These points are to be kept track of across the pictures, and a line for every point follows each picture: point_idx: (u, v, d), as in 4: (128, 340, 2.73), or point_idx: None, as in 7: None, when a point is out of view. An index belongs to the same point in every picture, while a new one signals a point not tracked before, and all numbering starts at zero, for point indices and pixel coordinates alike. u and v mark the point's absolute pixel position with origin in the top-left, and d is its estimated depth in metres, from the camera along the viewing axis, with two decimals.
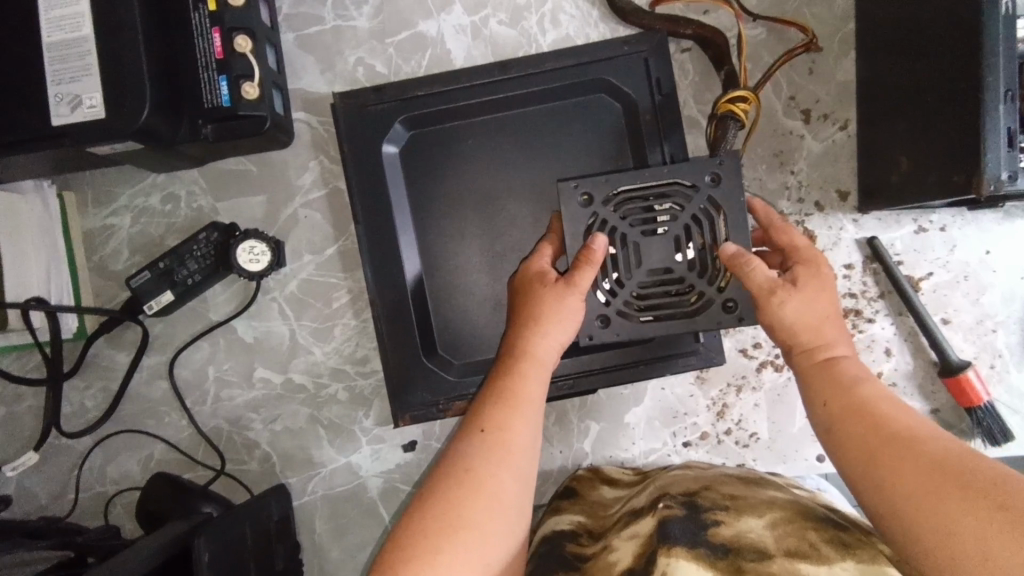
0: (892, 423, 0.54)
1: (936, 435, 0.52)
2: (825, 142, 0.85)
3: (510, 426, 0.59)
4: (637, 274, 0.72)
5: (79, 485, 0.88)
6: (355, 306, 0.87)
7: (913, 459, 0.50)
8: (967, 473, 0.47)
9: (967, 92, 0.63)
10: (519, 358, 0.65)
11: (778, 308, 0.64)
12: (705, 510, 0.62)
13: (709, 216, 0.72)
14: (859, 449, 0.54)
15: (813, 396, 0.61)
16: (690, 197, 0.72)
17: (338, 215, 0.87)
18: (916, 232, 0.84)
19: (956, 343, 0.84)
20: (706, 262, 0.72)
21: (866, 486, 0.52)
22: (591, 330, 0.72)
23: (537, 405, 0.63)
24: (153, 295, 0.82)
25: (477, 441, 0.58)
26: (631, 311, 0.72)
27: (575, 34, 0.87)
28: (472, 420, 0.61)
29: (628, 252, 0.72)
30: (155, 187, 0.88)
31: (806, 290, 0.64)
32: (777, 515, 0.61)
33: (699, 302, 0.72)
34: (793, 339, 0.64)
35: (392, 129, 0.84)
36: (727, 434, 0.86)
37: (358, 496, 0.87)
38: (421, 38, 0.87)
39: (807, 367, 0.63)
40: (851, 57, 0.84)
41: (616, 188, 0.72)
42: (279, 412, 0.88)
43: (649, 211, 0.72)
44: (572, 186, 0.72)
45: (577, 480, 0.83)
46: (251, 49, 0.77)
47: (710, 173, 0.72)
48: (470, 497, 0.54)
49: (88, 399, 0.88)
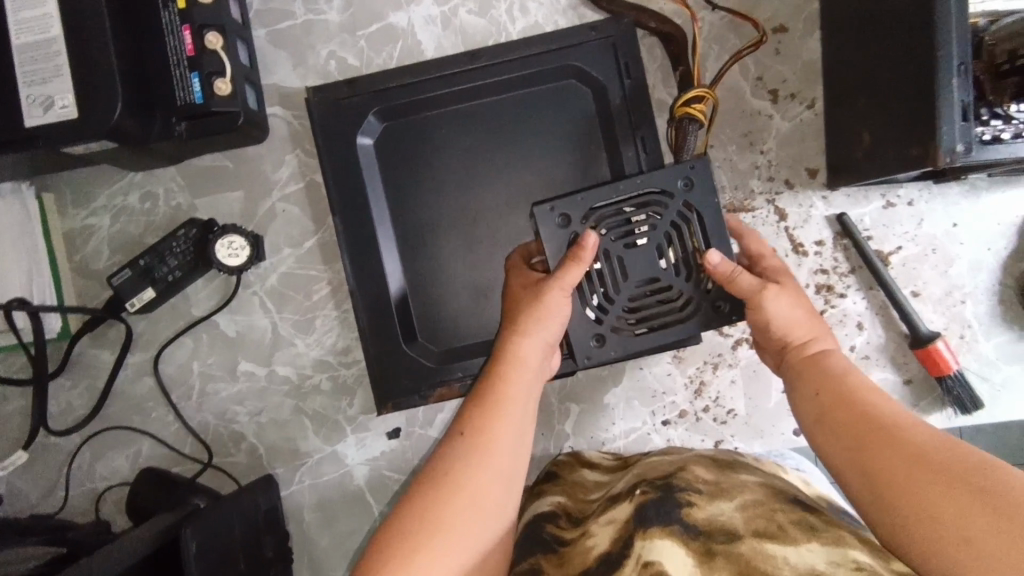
0: (876, 411, 0.56)
1: (916, 424, 0.53)
2: (792, 121, 0.86)
3: (493, 428, 0.61)
4: (625, 288, 0.72)
5: (69, 483, 0.89)
6: (336, 297, 0.88)
7: (896, 448, 0.51)
8: (945, 461, 0.48)
9: (922, 67, 0.64)
10: (507, 360, 0.65)
11: (770, 305, 0.66)
12: (680, 490, 0.64)
13: (686, 222, 0.71)
14: (847, 436, 0.56)
15: (803, 387, 0.63)
16: (666, 205, 0.71)
17: (315, 207, 0.88)
18: (884, 208, 0.85)
19: (926, 316, 0.86)
20: (690, 265, 0.72)
21: (852, 476, 0.54)
22: (586, 349, 0.73)
23: (525, 408, 0.64)
24: (134, 292, 0.83)
25: (460, 443, 0.60)
26: (625, 325, 0.73)
27: (544, 21, 0.87)
28: (459, 423, 0.62)
29: (613, 267, 0.72)
30: (133, 186, 0.89)
31: (790, 290, 0.68)
32: (748, 499, 0.63)
33: (688, 308, 0.72)
34: (786, 336, 0.67)
35: (365, 122, 0.85)
36: (705, 411, 0.88)
37: (345, 485, 0.89)
38: (392, 30, 0.88)
39: (799, 363, 0.65)
40: (815, 37, 0.85)
41: (591, 205, 0.72)
42: (265, 404, 0.89)
43: (627, 223, 0.72)
44: (547, 210, 0.72)
45: (558, 465, 0.85)
46: (222, 46, 0.78)
47: (682, 178, 0.71)
48: (450, 500, 0.56)
49: (75, 397, 0.89)
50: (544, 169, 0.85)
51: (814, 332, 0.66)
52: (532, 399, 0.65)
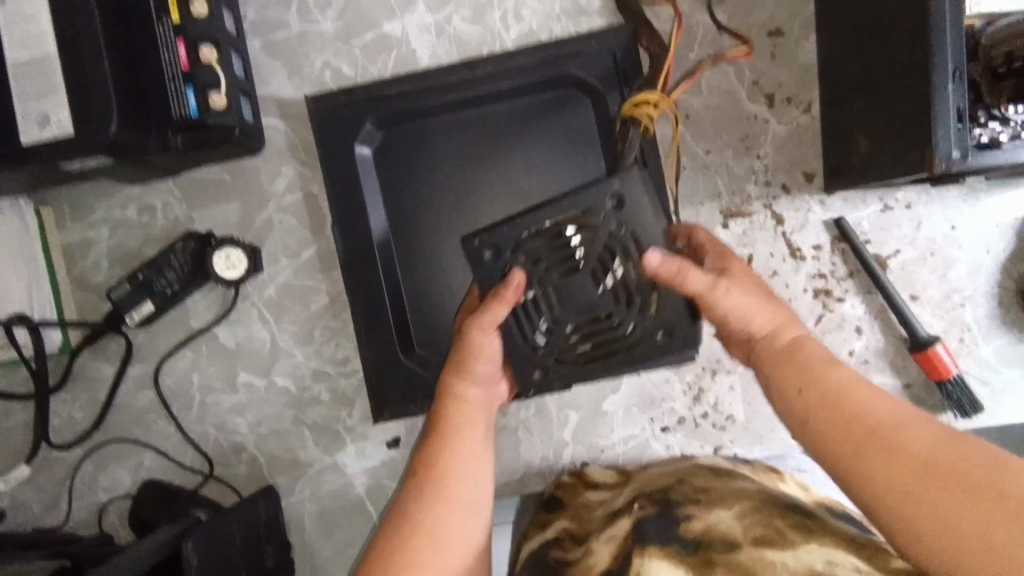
0: (869, 414, 0.52)
1: (915, 420, 0.50)
2: (789, 125, 0.85)
3: (446, 464, 0.63)
4: (565, 318, 0.67)
5: (72, 496, 0.90)
6: (333, 308, 0.88)
7: (902, 451, 0.48)
8: (956, 462, 0.46)
9: (917, 74, 0.63)
10: (445, 402, 0.67)
11: (724, 298, 0.63)
12: (677, 505, 0.65)
13: (623, 243, 0.66)
14: (842, 444, 0.52)
15: (781, 386, 0.58)
16: (598, 227, 0.65)
17: (312, 218, 0.88)
18: (882, 211, 0.85)
19: (924, 320, 0.85)
20: (629, 288, 0.66)
21: (856, 483, 0.50)
22: (531, 382, 0.69)
23: (473, 439, 0.66)
24: (133, 306, 0.84)
25: (417, 485, 0.62)
26: (569, 354, 0.68)
27: (538, 29, 0.86)
28: (414, 467, 0.64)
29: (550, 296, 0.66)
30: (131, 199, 0.89)
31: (741, 279, 0.64)
32: (747, 505, 0.63)
33: (633, 333, 0.68)
34: (748, 327, 0.63)
35: (363, 129, 0.85)
36: (704, 418, 0.88)
37: (345, 495, 0.89)
38: (386, 39, 0.87)
39: (772, 356, 0.60)
40: (813, 39, 0.84)
41: (520, 235, 0.66)
42: (265, 415, 0.89)
43: (563, 248, 0.66)
44: (475, 241, 0.66)
45: (562, 488, 0.84)
46: (218, 59, 0.78)
47: (612, 198, 0.65)
48: (414, 538, 0.57)
49: (76, 410, 0.90)
50: (540, 177, 0.85)
51: (777, 319, 0.62)
52: (479, 429, 0.67)
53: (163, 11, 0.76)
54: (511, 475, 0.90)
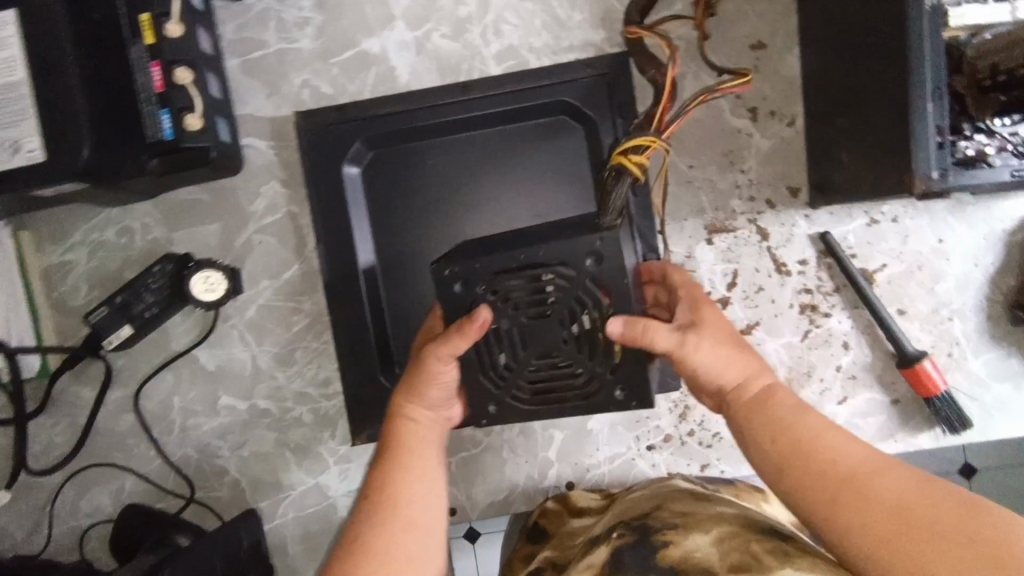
0: (841, 464, 0.56)
1: (882, 466, 0.55)
2: (773, 140, 0.84)
3: (397, 488, 0.63)
4: (525, 359, 0.66)
5: (53, 521, 0.89)
6: (314, 329, 0.88)
7: (875, 500, 0.53)
8: (924, 508, 0.51)
9: (896, 91, 0.63)
10: (398, 425, 0.68)
11: (697, 354, 0.64)
12: (655, 531, 0.65)
13: (595, 299, 0.64)
14: (818, 496, 0.56)
15: (755, 437, 0.62)
16: (572, 279, 0.64)
17: (291, 239, 0.87)
18: (868, 225, 0.84)
19: (913, 334, 0.84)
20: (592, 342, 0.66)
21: (832, 531, 0.54)
22: (485, 414, 0.68)
23: (426, 460, 0.66)
24: (111, 330, 0.83)
25: (366, 510, 0.62)
26: (522, 394, 0.68)
27: (518, 44, 0.83)
28: (366, 491, 0.65)
29: (512, 336, 0.66)
30: (109, 222, 0.88)
31: (712, 332, 0.66)
32: (725, 530, 0.62)
33: (589, 383, 0.67)
34: (719, 381, 0.65)
35: (351, 149, 0.84)
36: (690, 436, 0.87)
37: (328, 517, 0.88)
38: (365, 57, 0.85)
39: (744, 408, 0.64)
40: (796, 53, 0.83)
41: (493, 271, 0.65)
42: (246, 438, 0.88)
43: (533, 293, 0.65)
44: (444, 270, 0.66)
45: (546, 517, 0.84)
46: (191, 80, 0.75)
47: (591, 255, 0.64)
48: (364, 562, 0.58)
49: (57, 435, 0.89)
50: (521, 195, 0.84)
51: (747, 368, 0.65)
52: (434, 452, 0.68)
53: (137, 33, 0.74)
54: (495, 496, 0.89)
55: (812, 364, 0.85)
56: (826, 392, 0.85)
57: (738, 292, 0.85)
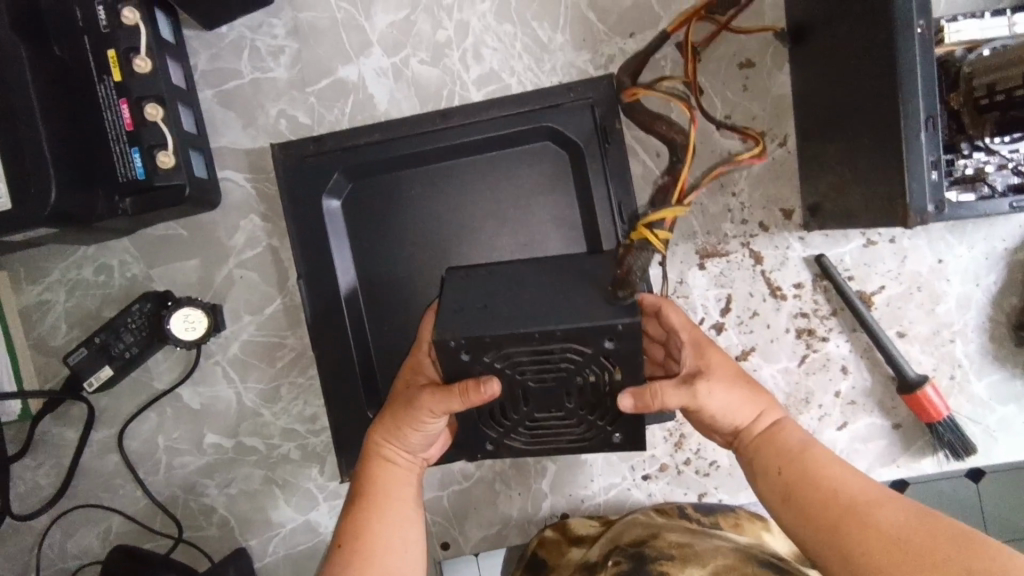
0: (842, 492, 0.55)
1: (885, 496, 0.54)
2: (765, 161, 0.82)
3: (371, 536, 0.61)
4: (524, 413, 0.63)
5: (40, 564, 0.87)
6: (300, 364, 0.86)
7: (880, 533, 0.52)
8: (930, 543, 0.50)
9: (888, 120, 0.60)
10: (375, 466, 0.64)
11: (707, 405, 0.61)
12: (651, 561, 0.66)
13: (606, 367, 0.60)
14: (818, 524, 0.55)
15: (760, 472, 0.60)
16: (584, 352, 0.59)
17: (273, 274, 0.85)
18: (865, 246, 0.81)
19: (913, 357, 0.82)
20: (597, 400, 0.62)
21: (834, 561, 0.53)
22: (480, 451, 0.67)
23: (404, 505, 0.64)
24: (91, 372, 0.81)
25: (339, 557, 0.60)
26: (520, 441, 0.66)
27: (499, 68, 0.83)
28: (339, 534, 0.62)
29: (512, 393, 0.62)
30: (87, 259, 0.86)
31: (721, 375, 0.62)
32: (721, 564, 0.63)
33: (589, 435, 0.65)
34: (729, 423, 0.62)
35: (331, 181, 0.82)
36: (687, 464, 0.85)
37: (320, 554, 0.87)
38: (342, 85, 0.84)
39: (754, 445, 0.62)
40: (786, 70, 0.80)
41: (499, 345, 0.58)
42: (233, 476, 0.87)
43: (540, 359, 0.60)
44: (450, 339, 0.58)
45: (546, 547, 0.81)
46: (162, 117, 0.75)
47: (609, 337, 0.58)
48: None
49: (41, 477, 0.87)
50: (506, 223, 0.82)
51: (756, 406, 0.63)
52: (411, 494, 0.65)
53: (105, 71, 0.74)
54: (489, 529, 0.87)
55: (810, 390, 0.83)
56: (825, 418, 0.83)
57: (733, 318, 0.83)
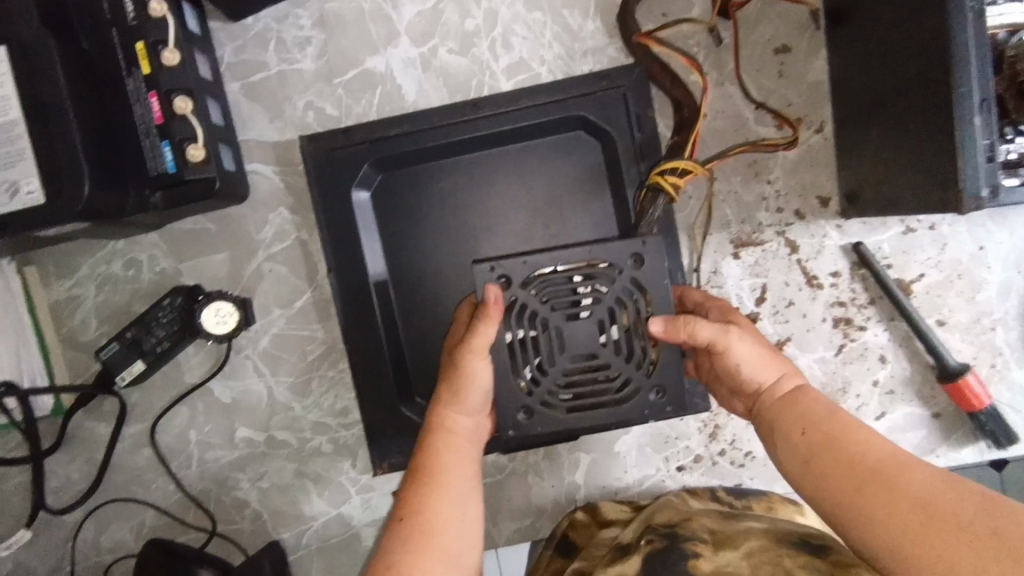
0: (867, 455, 0.53)
1: (914, 462, 0.52)
2: (801, 148, 0.80)
3: (430, 508, 0.58)
4: (562, 360, 0.67)
5: (75, 557, 0.88)
6: (330, 357, 0.85)
7: (902, 492, 0.49)
8: (954, 506, 0.47)
9: (939, 104, 0.59)
10: (432, 434, 0.63)
11: (733, 349, 0.64)
12: (684, 541, 0.66)
13: (634, 297, 0.67)
14: (840, 486, 0.53)
15: (784, 432, 0.60)
16: (612, 278, 0.67)
17: (303, 267, 0.85)
18: (904, 233, 0.80)
19: (953, 345, 0.80)
20: (630, 344, 0.67)
21: (851, 523, 0.52)
22: (513, 424, 0.67)
23: (462, 477, 0.61)
24: (123, 367, 0.81)
25: (399, 531, 0.57)
26: (556, 400, 0.67)
27: (528, 57, 0.81)
28: (397, 509, 0.60)
29: (550, 338, 0.67)
30: (116, 253, 0.86)
31: (750, 332, 0.66)
32: (754, 546, 0.63)
33: (625, 387, 0.67)
34: (755, 379, 0.64)
35: (360, 173, 0.81)
36: (722, 455, 0.85)
37: (353, 547, 0.87)
38: (370, 76, 0.83)
39: (776, 406, 0.62)
40: (822, 56, 0.79)
41: (536, 271, 0.67)
42: (266, 470, 0.87)
43: (572, 292, 0.67)
44: (487, 268, 0.67)
45: (576, 529, 0.81)
46: (192, 110, 0.73)
47: (632, 255, 0.67)
48: None
49: (74, 471, 0.87)
50: (534, 210, 0.81)
51: (781, 369, 0.64)
52: (470, 468, 0.62)
53: (134, 64, 0.73)
54: (522, 520, 0.87)
55: (848, 380, 0.82)
56: (863, 407, 0.82)
57: (768, 307, 0.81)
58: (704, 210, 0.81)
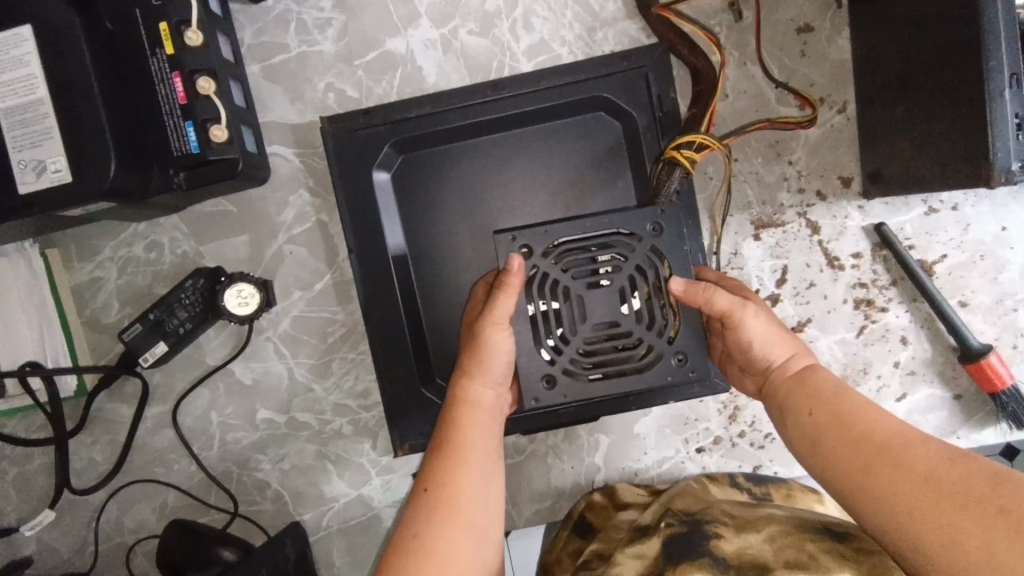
0: (875, 431, 0.53)
1: (922, 437, 0.52)
2: (823, 128, 0.80)
3: (454, 479, 0.58)
4: (583, 330, 0.67)
5: (98, 537, 0.88)
6: (351, 339, 0.86)
7: (908, 470, 0.49)
8: (961, 481, 0.47)
9: (970, 79, 0.59)
10: (453, 405, 0.64)
11: (748, 324, 0.64)
12: (706, 523, 0.65)
13: (654, 265, 0.68)
14: (848, 463, 0.53)
15: (793, 409, 0.60)
16: (632, 247, 0.68)
17: (323, 249, 0.85)
18: (926, 214, 0.80)
19: (975, 327, 0.80)
20: (651, 312, 0.67)
21: (857, 499, 0.52)
22: (536, 394, 0.67)
23: (484, 448, 0.61)
24: (147, 347, 0.81)
25: (422, 501, 0.57)
26: (578, 369, 0.68)
27: (549, 37, 0.81)
28: (419, 481, 0.60)
29: (571, 307, 0.67)
30: (138, 236, 0.86)
31: (763, 309, 0.66)
32: (776, 529, 0.63)
33: (648, 356, 0.68)
34: (766, 356, 0.64)
35: (380, 155, 0.81)
36: (741, 437, 0.85)
37: (373, 527, 0.87)
38: (390, 57, 0.83)
39: (786, 383, 0.62)
40: (844, 35, 0.79)
41: (557, 240, 0.68)
42: (286, 451, 0.87)
43: (591, 262, 0.68)
44: (509, 238, 0.68)
45: (594, 510, 0.81)
46: (215, 90, 0.74)
47: (651, 222, 0.68)
48: (421, 563, 0.53)
49: (96, 452, 0.88)
50: (555, 190, 0.81)
51: (792, 348, 0.64)
52: (492, 441, 0.63)
53: (157, 44, 0.73)
54: (542, 502, 0.87)
55: (868, 361, 0.82)
56: (884, 388, 0.82)
57: (789, 288, 0.81)
58: (723, 190, 0.81)
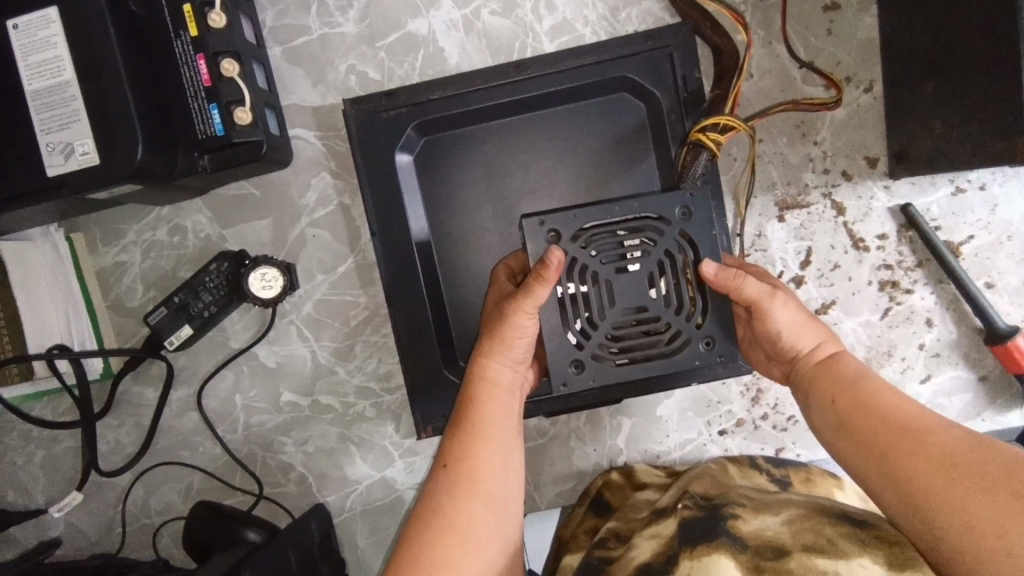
0: (896, 416, 0.53)
1: (942, 423, 0.52)
2: (849, 108, 0.79)
3: (476, 456, 0.58)
4: (612, 314, 0.67)
5: (125, 518, 0.89)
6: (373, 322, 0.86)
7: (925, 453, 0.50)
8: (978, 464, 0.47)
9: (1004, 53, 0.58)
10: (476, 383, 0.64)
11: (774, 313, 0.64)
12: (724, 506, 0.64)
13: (682, 249, 0.68)
14: (867, 445, 0.54)
15: (815, 394, 0.60)
16: (661, 231, 0.68)
17: (346, 232, 0.85)
18: (953, 194, 0.79)
19: (1002, 308, 0.80)
20: (678, 296, 0.67)
21: (875, 479, 0.52)
22: (564, 378, 0.67)
23: (506, 428, 0.62)
24: (172, 331, 0.82)
25: (444, 476, 0.58)
26: (606, 353, 0.68)
27: (572, 17, 0.81)
28: (441, 455, 0.60)
29: (600, 291, 0.67)
30: (162, 220, 0.86)
31: (790, 298, 0.66)
32: (794, 512, 0.62)
33: (677, 340, 0.68)
34: (791, 344, 0.64)
35: (403, 137, 0.81)
36: (764, 419, 0.85)
37: (396, 509, 0.88)
38: (412, 39, 0.82)
39: (810, 371, 0.62)
40: (871, 13, 0.78)
41: (583, 225, 0.67)
42: (310, 434, 0.88)
43: (619, 247, 0.67)
44: (536, 223, 0.67)
45: (611, 490, 0.81)
46: (239, 73, 0.74)
47: (681, 207, 0.68)
48: (443, 537, 0.54)
49: (123, 434, 0.89)
50: (578, 171, 0.81)
51: (818, 337, 0.64)
52: (513, 420, 0.63)
53: (181, 26, 0.73)
54: (564, 484, 0.87)
55: (893, 343, 0.81)
56: (908, 370, 0.81)
57: (813, 270, 0.81)
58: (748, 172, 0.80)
